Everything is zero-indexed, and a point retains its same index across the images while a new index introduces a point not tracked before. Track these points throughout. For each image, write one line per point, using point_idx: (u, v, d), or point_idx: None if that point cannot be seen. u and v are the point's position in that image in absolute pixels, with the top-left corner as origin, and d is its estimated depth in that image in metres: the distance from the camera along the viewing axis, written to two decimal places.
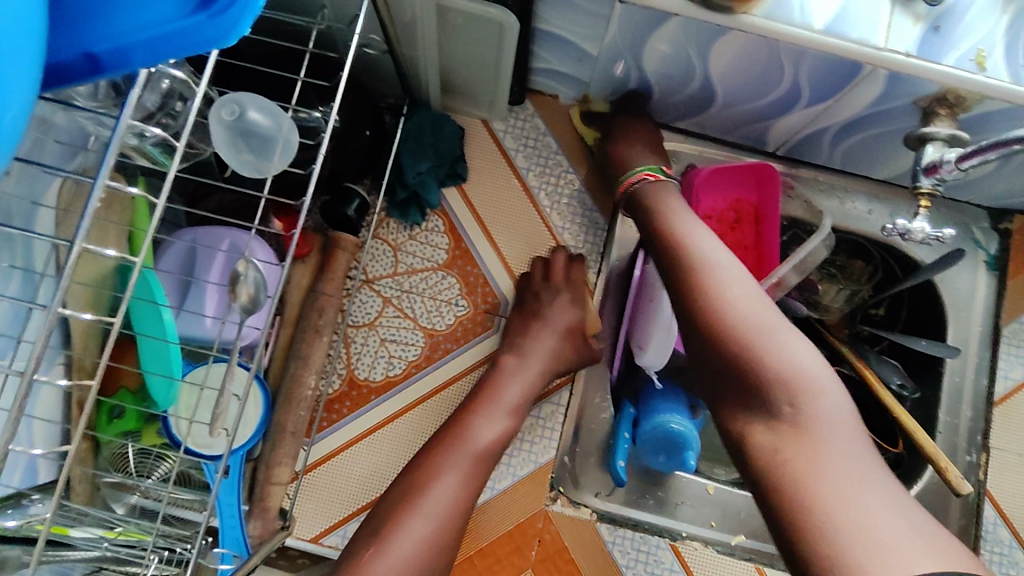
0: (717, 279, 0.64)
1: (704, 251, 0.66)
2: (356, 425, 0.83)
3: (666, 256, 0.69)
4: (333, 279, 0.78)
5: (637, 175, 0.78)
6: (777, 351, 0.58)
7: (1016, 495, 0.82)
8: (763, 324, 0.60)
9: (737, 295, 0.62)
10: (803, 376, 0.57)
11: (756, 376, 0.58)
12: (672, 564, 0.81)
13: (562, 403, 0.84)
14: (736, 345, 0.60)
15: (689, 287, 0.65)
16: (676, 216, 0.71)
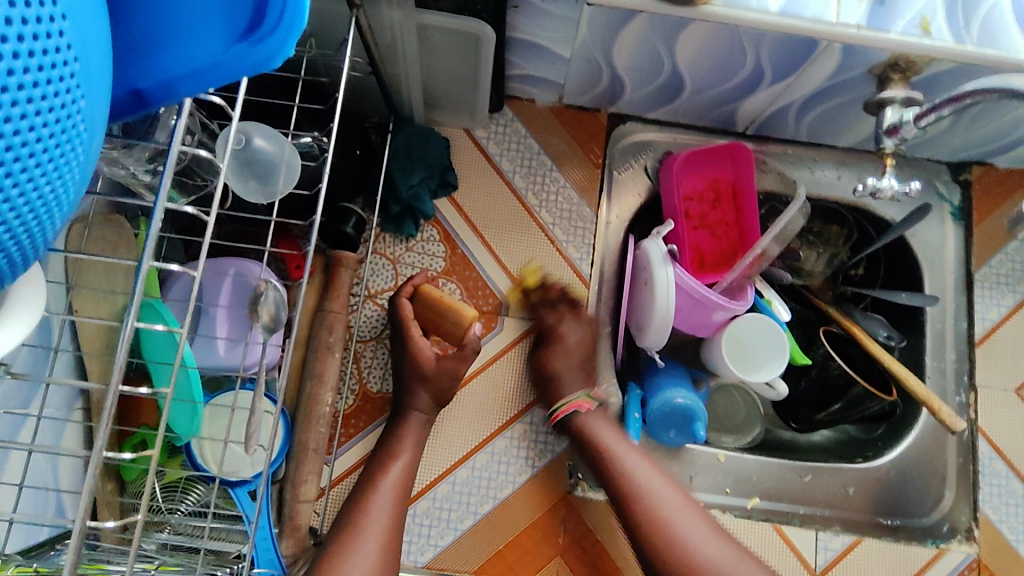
0: (673, 521, 0.71)
1: (635, 468, 0.75)
2: (375, 436, 0.84)
3: (608, 479, 0.76)
4: (338, 297, 0.80)
5: (573, 405, 0.80)
6: (687, 526, 0.70)
7: (1007, 430, 0.86)
8: (700, 532, 0.70)
9: (660, 495, 0.73)
10: (709, 542, 0.70)
11: (704, 575, 0.67)
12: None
13: None
14: (680, 560, 0.68)
15: (639, 516, 0.72)
16: (614, 449, 0.77)
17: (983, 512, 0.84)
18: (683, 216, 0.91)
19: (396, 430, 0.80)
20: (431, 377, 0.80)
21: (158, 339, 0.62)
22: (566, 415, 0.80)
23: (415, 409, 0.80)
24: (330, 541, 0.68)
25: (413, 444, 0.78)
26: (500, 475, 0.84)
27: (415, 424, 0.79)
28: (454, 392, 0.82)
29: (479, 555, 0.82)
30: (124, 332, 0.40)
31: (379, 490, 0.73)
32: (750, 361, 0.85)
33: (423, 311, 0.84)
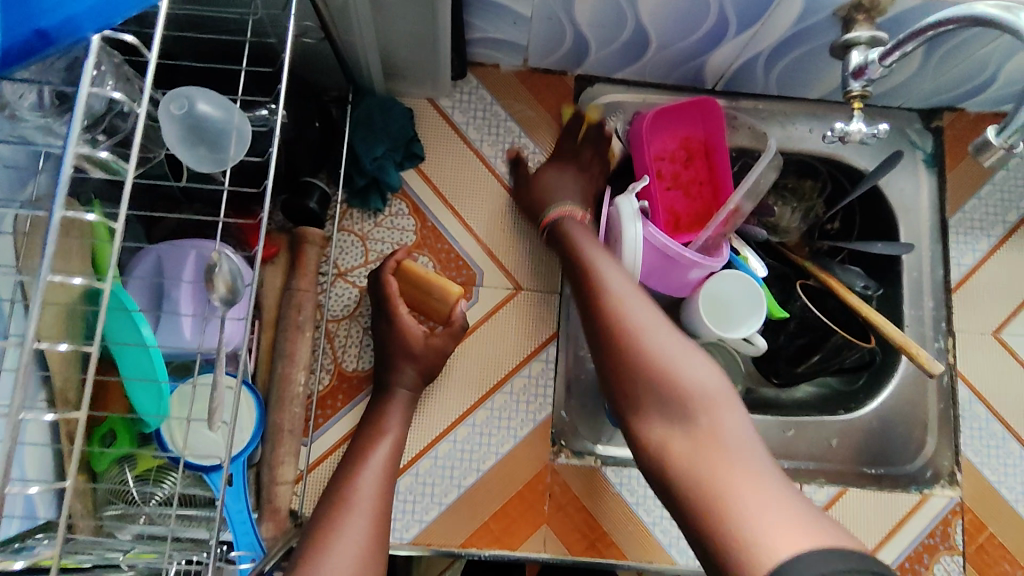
0: (647, 335, 0.65)
1: (614, 281, 0.70)
2: (352, 416, 0.82)
3: (586, 296, 0.71)
4: (306, 275, 0.78)
5: (569, 209, 0.81)
6: (663, 342, 0.64)
7: (986, 373, 0.86)
8: (691, 364, 0.62)
9: (657, 338, 0.65)
10: (682, 358, 0.63)
11: (666, 368, 0.62)
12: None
13: (551, 358, 0.86)
14: (650, 367, 0.63)
15: (609, 322, 0.67)
16: (592, 261, 0.73)
17: (964, 455, 0.85)
18: (656, 176, 0.89)
19: (376, 409, 0.78)
20: (407, 353, 0.79)
21: (114, 318, 0.59)
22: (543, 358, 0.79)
23: (392, 385, 0.78)
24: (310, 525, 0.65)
25: (394, 421, 0.77)
26: (483, 447, 0.83)
27: (392, 401, 0.78)
28: (430, 367, 0.80)
29: (465, 529, 0.81)
30: (39, 287, 0.41)
31: (364, 468, 0.71)
32: (727, 318, 0.85)
33: (407, 287, 0.82)
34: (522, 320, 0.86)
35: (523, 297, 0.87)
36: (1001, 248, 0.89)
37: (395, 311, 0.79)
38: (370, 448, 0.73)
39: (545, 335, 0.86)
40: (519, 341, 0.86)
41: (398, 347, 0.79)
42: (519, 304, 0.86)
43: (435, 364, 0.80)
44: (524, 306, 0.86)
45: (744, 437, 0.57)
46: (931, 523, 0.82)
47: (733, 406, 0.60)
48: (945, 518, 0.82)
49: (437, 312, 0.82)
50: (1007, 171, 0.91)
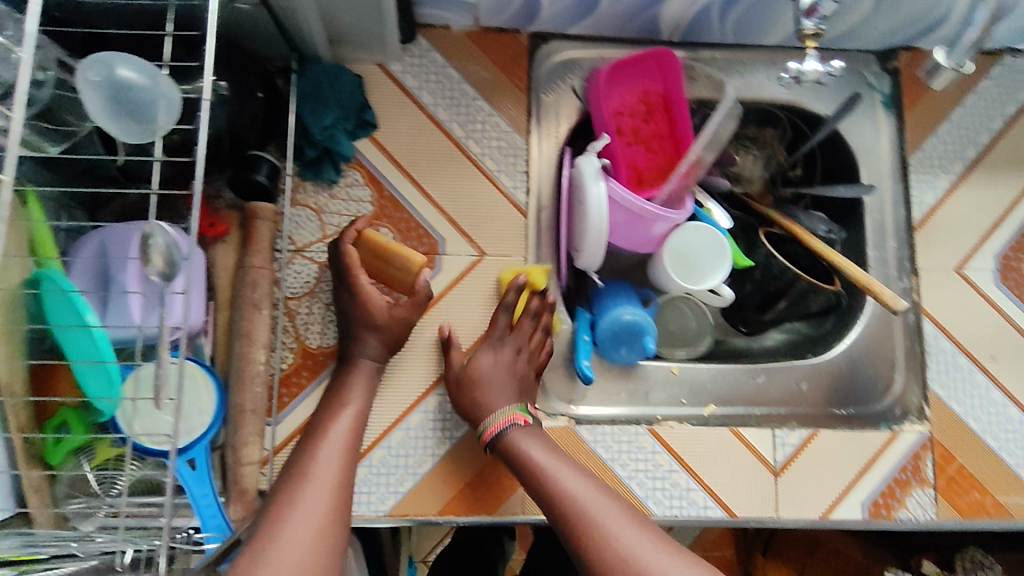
0: (603, 523, 0.61)
1: (575, 489, 0.64)
2: (319, 393, 0.81)
3: (555, 515, 0.64)
4: (259, 251, 0.76)
5: (506, 420, 0.73)
6: (641, 548, 0.58)
7: (950, 310, 0.87)
8: (660, 556, 0.58)
9: (622, 532, 0.60)
10: (657, 554, 0.58)
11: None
12: (671, 464, 0.82)
13: (519, 323, 0.84)
14: (615, 568, 0.58)
15: (585, 552, 0.60)
16: (546, 470, 0.67)
17: (932, 391, 0.85)
18: (616, 133, 0.88)
19: (338, 383, 0.76)
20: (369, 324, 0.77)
21: (56, 303, 0.57)
22: (500, 429, 0.73)
23: (355, 357, 0.77)
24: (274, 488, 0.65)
25: (357, 394, 0.75)
26: (455, 415, 0.82)
27: (354, 374, 0.76)
28: (393, 338, 0.79)
29: (441, 497, 0.80)
30: None
31: (324, 442, 0.69)
32: (694, 270, 0.84)
33: (368, 257, 0.81)
34: (488, 286, 0.84)
35: (488, 263, 0.84)
36: (961, 184, 0.89)
37: (356, 280, 0.78)
38: (332, 422, 0.72)
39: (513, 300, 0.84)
40: (486, 306, 0.84)
41: (358, 318, 0.78)
42: (484, 270, 0.84)
43: (398, 334, 0.79)
44: (490, 271, 0.84)
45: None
46: (903, 459, 0.83)
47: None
48: (916, 453, 0.83)
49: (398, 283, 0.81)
50: (964, 107, 0.91)
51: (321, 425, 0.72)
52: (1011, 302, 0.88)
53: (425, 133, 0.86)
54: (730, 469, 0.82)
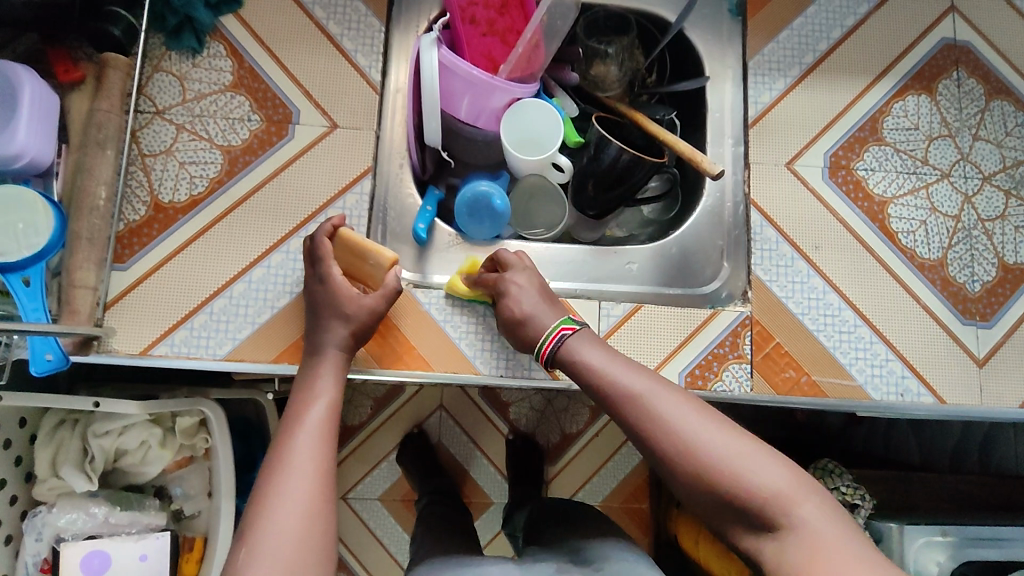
0: (662, 414, 0.65)
1: (632, 387, 0.68)
2: (168, 244, 0.86)
3: (616, 408, 0.69)
4: (110, 98, 0.81)
5: (558, 333, 0.76)
6: (710, 431, 0.63)
7: (777, 200, 0.91)
8: (697, 430, 0.63)
9: (675, 409, 0.65)
10: (698, 430, 0.63)
11: (721, 474, 0.60)
12: (500, 328, 0.86)
13: (365, 192, 0.89)
14: (666, 442, 0.64)
15: (639, 423, 0.66)
16: (602, 378, 0.70)
17: (756, 275, 0.89)
18: (468, 22, 0.93)
19: (308, 370, 0.78)
20: (337, 312, 0.79)
21: None
22: (552, 346, 0.76)
23: (322, 342, 0.79)
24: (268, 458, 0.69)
25: (327, 384, 0.76)
26: (296, 271, 0.86)
27: (324, 360, 0.78)
28: (362, 327, 0.81)
29: (275, 345, 0.84)
30: None
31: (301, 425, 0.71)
32: (534, 144, 0.90)
33: (343, 252, 0.85)
34: (337, 154, 0.89)
35: (339, 134, 0.90)
36: (797, 87, 0.94)
37: (327, 272, 0.80)
38: (306, 410, 0.73)
39: (361, 169, 0.89)
40: (334, 174, 0.89)
41: (328, 305, 0.80)
42: (335, 140, 0.90)
43: (366, 323, 0.81)
44: (341, 141, 0.90)
45: (824, 535, 0.56)
46: (722, 335, 0.88)
47: (811, 497, 0.59)
48: (735, 330, 0.88)
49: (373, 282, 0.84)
50: (806, 17, 0.96)
51: (299, 408, 0.73)
52: (838, 197, 0.92)
53: (289, 13, 0.92)
54: None
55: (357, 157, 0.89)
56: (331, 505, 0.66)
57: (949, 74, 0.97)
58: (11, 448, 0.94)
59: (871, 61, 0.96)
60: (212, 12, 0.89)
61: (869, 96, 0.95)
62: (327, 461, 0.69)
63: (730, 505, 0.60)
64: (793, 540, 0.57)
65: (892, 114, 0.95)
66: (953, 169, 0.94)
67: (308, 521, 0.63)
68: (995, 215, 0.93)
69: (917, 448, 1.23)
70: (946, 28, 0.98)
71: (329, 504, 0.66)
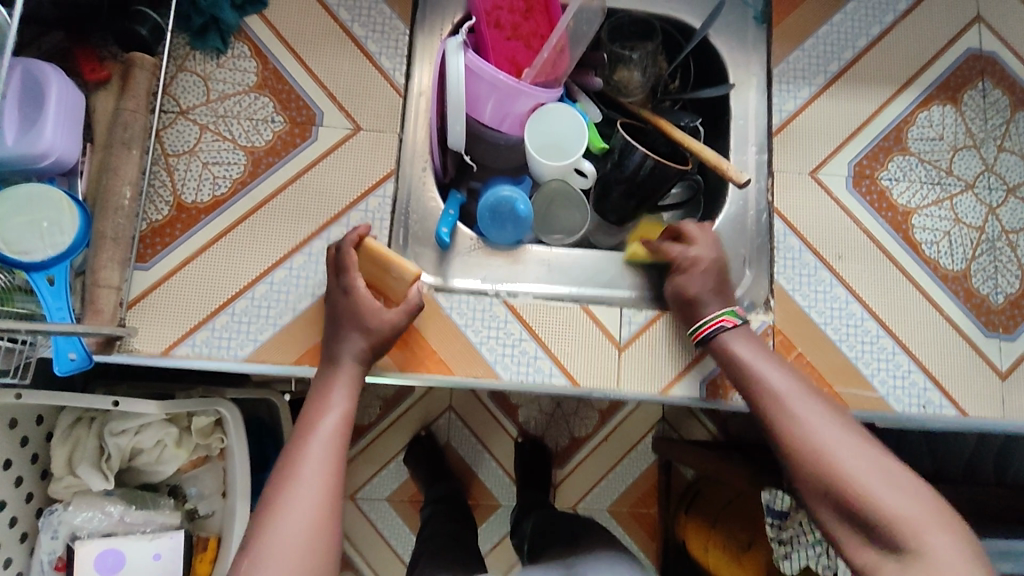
0: (804, 421, 0.69)
1: (783, 387, 0.73)
2: (191, 244, 0.85)
3: (760, 408, 0.74)
4: (135, 97, 0.81)
5: (718, 320, 0.79)
6: (847, 447, 0.66)
7: (800, 209, 0.91)
8: (838, 442, 0.67)
9: (818, 420, 0.69)
10: (839, 442, 0.67)
11: (855, 483, 0.64)
12: (521, 333, 0.86)
13: (387, 195, 0.89)
14: (806, 447, 0.68)
15: (780, 425, 0.71)
16: (761, 376, 0.75)
17: (777, 283, 0.89)
18: (493, 25, 0.93)
19: (326, 379, 0.78)
20: (358, 325, 0.78)
21: None
22: (711, 332, 0.79)
23: (342, 354, 0.78)
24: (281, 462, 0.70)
25: (345, 391, 0.76)
26: (318, 273, 0.86)
27: (344, 372, 0.77)
28: (382, 342, 0.79)
29: (296, 347, 0.84)
30: None
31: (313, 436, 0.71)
32: (557, 149, 0.90)
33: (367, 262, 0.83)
34: (360, 156, 0.89)
35: (362, 136, 0.90)
36: (821, 96, 0.94)
37: (349, 284, 0.79)
38: (321, 417, 0.73)
39: (383, 172, 0.89)
40: (357, 176, 0.89)
41: (351, 319, 0.79)
42: (358, 143, 0.90)
43: (386, 338, 0.79)
44: (364, 144, 0.90)
45: (946, 556, 0.58)
46: None
47: (947, 522, 0.60)
48: (756, 338, 0.88)
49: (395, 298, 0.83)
50: (830, 26, 0.96)
51: (311, 418, 0.73)
52: (861, 206, 0.91)
53: (314, 15, 0.92)
54: (576, 342, 0.86)
55: (379, 160, 0.89)
56: (335, 521, 0.67)
57: (973, 84, 0.96)
58: (28, 446, 0.94)
59: (895, 70, 0.96)
60: (238, 12, 0.89)
61: (893, 105, 0.95)
62: (340, 472, 0.70)
63: (852, 516, 0.64)
64: (912, 553, 0.59)
65: (916, 124, 0.94)
66: (978, 180, 0.93)
67: (314, 531, 0.65)
68: (1019, 227, 0.92)
69: (929, 457, 1.22)
70: (971, 39, 0.98)
71: (335, 515, 0.67)
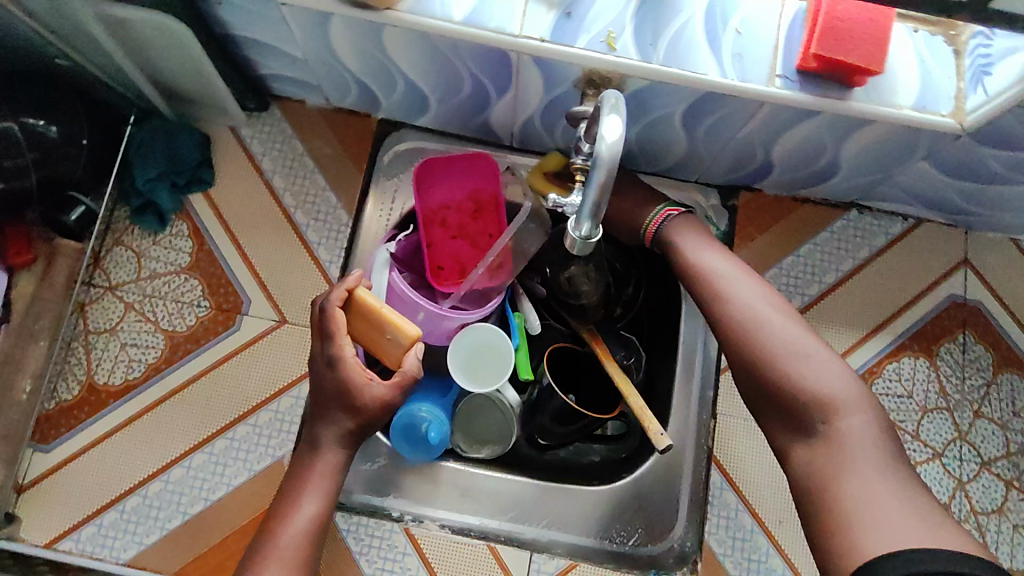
0: (731, 293, 0.72)
1: (704, 258, 0.76)
2: (91, 431, 0.83)
3: (684, 278, 0.77)
4: (52, 287, 0.83)
5: (663, 212, 0.80)
6: (778, 326, 0.69)
7: (739, 460, 0.85)
8: (755, 312, 0.70)
9: (742, 300, 0.72)
10: (762, 317, 0.70)
11: (777, 364, 0.66)
12: (418, 569, 0.81)
13: (301, 395, 0.85)
14: (729, 323, 0.71)
15: (705, 298, 0.74)
16: (686, 248, 0.78)
17: (705, 543, 0.83)
18: (437, 226, 0.88)
19: (299, 472, 0.73)
20: (344, 404, 0.72)
21: None
22: (659, 225, 0.80)
23: (320, 440, 0.73)
24: (246, 557, 0.69)
25: (319, 483, 0.72)
26: (215, 476, 0.82)
27: (318, 465, 0.72)
28: (368, 421, 0.73)
29: (180, 556, 0.80)
30: None
31: (276, 547, 0.68)
32: (476, 372, 0.84)
33: (358, 320, 0.76)
34: (279, 354, 0.86)
35: (287, 330, 0.87)
36: None
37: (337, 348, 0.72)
38: (291, 516, 0.70)
39: (300, 372, 0.85)
40: (274, 374, 0.85)
41: (333, 394, 0.73)
42: (280, 337, 0.86)
43: (371, 414, 0.72)
44: (288, 340, 0.86)
45: (860, 453, 0.60)
46: None
47: (868, 415, 0.63)
48: None
49: (387, 356, 0.76)
50: (797, 256, 0.90)
51: (274, 528, 0.70)
52: None
53: (258, 199, 0.90)
54: None
55: (298, 361, 0.86)
56: None
57: (953, 337, 0.88)
58: None
59: (867, 312, 0.89)
60: (179, 191, 0.88)
61: (857, 354, 0.87)
62: None
63: (778, 395, 0.66)
64: (837, 455, 0.61)
65: (883, 376, 0.87)
66: (947, 449, 0.84)
67: None
68: (991, 509, 0.82)
69: None
70: (956, 282, 0.90)
71: None
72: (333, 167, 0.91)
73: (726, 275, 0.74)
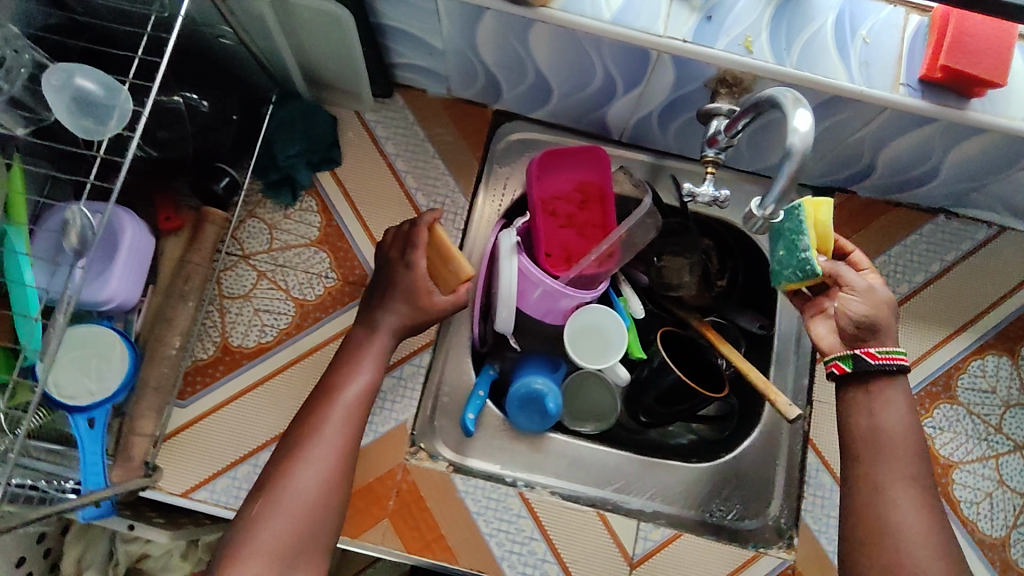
0: (890, 448, 0.70)
1: (893, 406, 0.71)
2: (224, 390, 0.88)
3: (859, 415, 0.73)
4: (201, 250, 0.86)
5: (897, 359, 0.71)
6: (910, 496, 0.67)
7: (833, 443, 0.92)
8: (905, 478, 0.68)
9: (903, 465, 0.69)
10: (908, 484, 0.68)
11: (891, 528, 0.66)
12: (532, 531, 0.87)
13: (423, 364, 0.92)
14: (872, 474, 0.69)
15: (863, 437, 0.71)
16: (878, 391, 0.72)
17: (803, 521, 0.89)
18: (548, 215, 0.94)
19: (355, 349, 0.82)
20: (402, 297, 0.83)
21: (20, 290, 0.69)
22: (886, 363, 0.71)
23: (378, 323, 0.83)
24: (303, 415, 0.76)
25: (370, 364, 0.80)
26: None
27: (373, 346, 0.82)
28: (420, 320, 0.83)
29: None
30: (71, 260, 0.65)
31: (333, 406, 0.76)
32: (595, 349, 0.91)
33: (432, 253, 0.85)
34: None
35: None
36: None
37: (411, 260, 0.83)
38: (344, 386, 0.78)
39: (422, 342, 0.93)
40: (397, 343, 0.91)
41: (402, 290, 0.83)
42: None
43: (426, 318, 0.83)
44: None
45: None
46: None
47: None
48: None
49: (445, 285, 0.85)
50: (889, 256, 0.95)
51: (324, 394, 0.77)
52: None
53: (382, 179, 0.95)
54: (587, 551, 0.86)
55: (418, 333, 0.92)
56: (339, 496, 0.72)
57: None
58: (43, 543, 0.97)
59: (955, 311, 0.94)
60: (312, 169, 0.94)
61: (944, 349, 0.93)
62: (352, 436, 0.75)
63: (869, 547, 0.67)
64: None
65: (969, 371, 0.92)
66: None
67: (307, 509, 0.69)
68: None
69: None
70: None
71: (336, 491, 0.72)
72: (452, 153, 0.97)
73: (896, 426, 0.71)
